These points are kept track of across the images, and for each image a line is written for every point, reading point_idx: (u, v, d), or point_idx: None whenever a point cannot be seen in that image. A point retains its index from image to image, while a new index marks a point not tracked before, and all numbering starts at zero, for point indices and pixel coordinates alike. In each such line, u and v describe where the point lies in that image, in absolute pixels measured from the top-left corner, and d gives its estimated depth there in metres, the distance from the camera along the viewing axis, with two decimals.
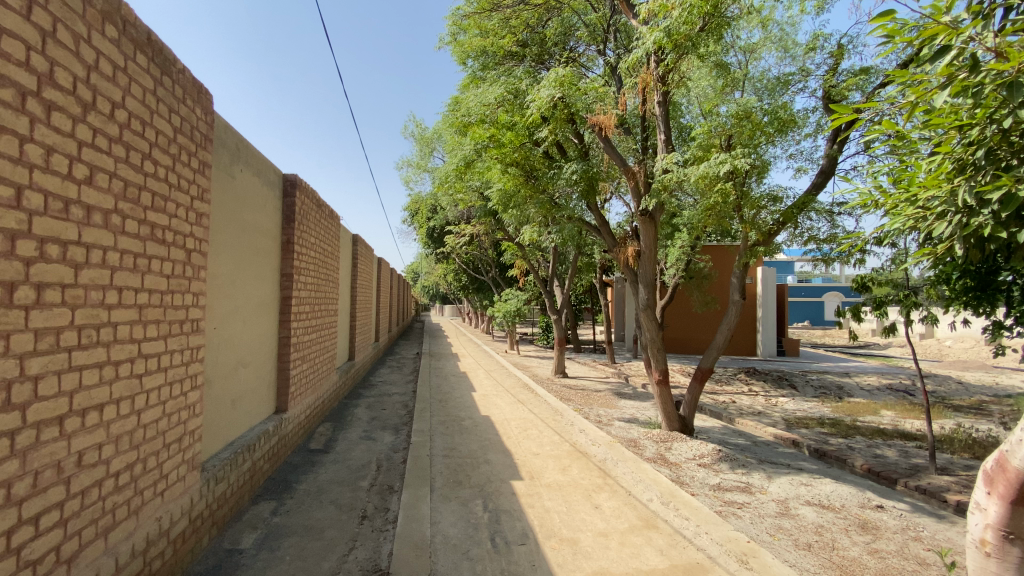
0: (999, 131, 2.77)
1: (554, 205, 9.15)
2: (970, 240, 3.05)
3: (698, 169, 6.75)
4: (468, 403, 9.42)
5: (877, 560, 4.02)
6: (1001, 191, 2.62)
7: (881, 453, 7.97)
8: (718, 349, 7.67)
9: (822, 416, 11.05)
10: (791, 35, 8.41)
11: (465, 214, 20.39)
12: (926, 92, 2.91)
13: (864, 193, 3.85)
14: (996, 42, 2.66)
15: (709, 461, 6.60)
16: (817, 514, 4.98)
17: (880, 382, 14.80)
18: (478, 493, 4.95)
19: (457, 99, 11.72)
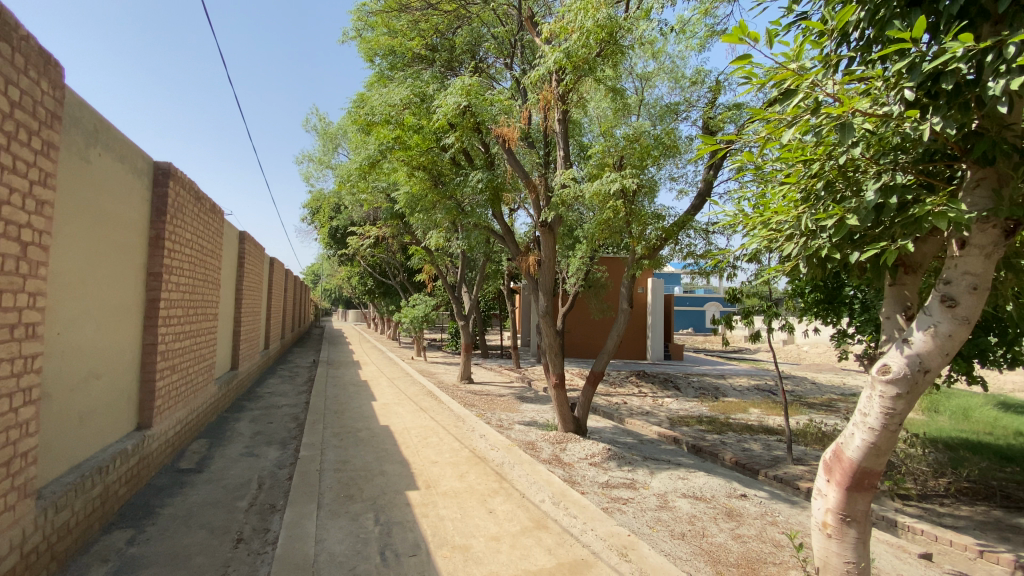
0: (835, 167, 3.25)
1: (461, 212, 9.22)
2: (812, 260, 3.53)
3: (592, 186, 7.23)
4: (367, 413, 9.06)
5: (738, 544, 4.50)
6: (833, 220, 3.08)
7: (747, 447, 8.94)
8: (610, 354, 8.13)
9: (701, 415, 12.17)
10: (680, 67, 9.23)
11: (369, 215, 19.64)
12: (779, 130, 3.34)
13: (731, 216, 4.32)
14: (836, 89, 3.10)
15: (600, 460, 6.96)
16: (691, 505, 5.46)
17: (749, 382, 16.66)
18: (370, 506, 4.77)
19: (362, 96, 11.34)
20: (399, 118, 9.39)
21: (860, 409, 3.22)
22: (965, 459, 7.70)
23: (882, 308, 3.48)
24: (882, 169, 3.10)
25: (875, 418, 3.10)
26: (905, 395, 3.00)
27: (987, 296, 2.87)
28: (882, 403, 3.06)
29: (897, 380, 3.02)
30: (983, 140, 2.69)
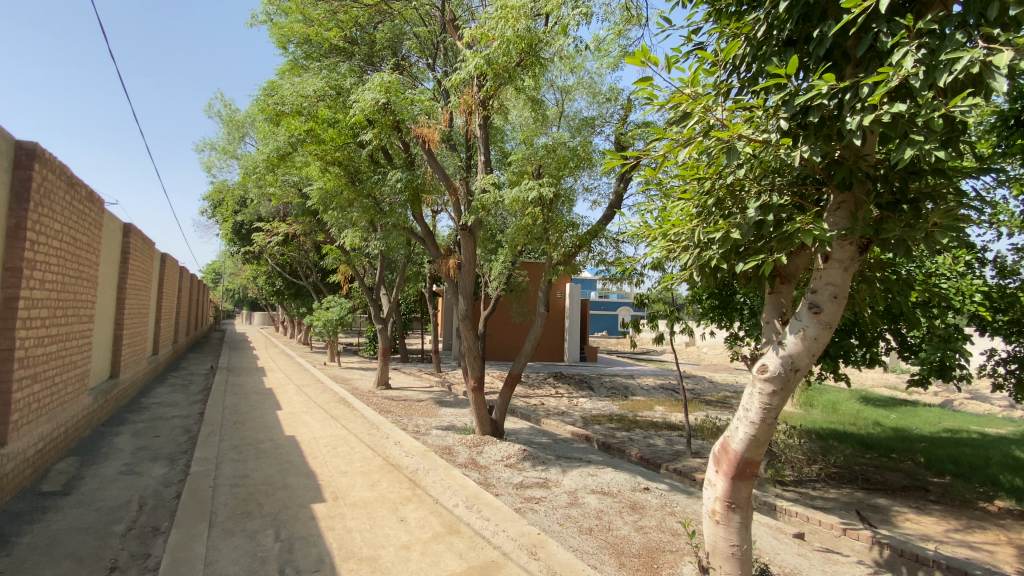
0: (724, 186, 3.58)
1: (378, 211, 8.95)
2: (704, 269, 3.86)
3: (512, 192, 7.38)
4: (270, 423, 8.48)
5: (640, 535, 4.78)
6: (720, 234, 3.41)
7: (653, 442, 9.52)
8: (527, 356, 8.28)
9: (611, 413, 12.80)
10: (597, 83, 9.65)
11: (279, 211, 18.47)
12: (676, 149, 3.63)
13: (637, 226, 4.61)
14: (725, 115, 3.41)
15: (515, 461, 7.07)
16: (599, 500, 5.73)
17: (655, 382, 17.77)
18: (271, 522, 4.48)
19: (272, 84, 10.69)
20: (313, 111, 9.03)
21: (743, 404, 3.56)
22: (832, 447, 8.76)
23: (762, 314, 3.85)
24: (762, 190, 3.46)
25: (756, 412, 3.45)
26: (779, 390, 3.38)
27: (845, 304, 3.30)
28: (760, 399, 3.41)
29: (773, 377, 3.38)
30: (842, 168, 3.09)
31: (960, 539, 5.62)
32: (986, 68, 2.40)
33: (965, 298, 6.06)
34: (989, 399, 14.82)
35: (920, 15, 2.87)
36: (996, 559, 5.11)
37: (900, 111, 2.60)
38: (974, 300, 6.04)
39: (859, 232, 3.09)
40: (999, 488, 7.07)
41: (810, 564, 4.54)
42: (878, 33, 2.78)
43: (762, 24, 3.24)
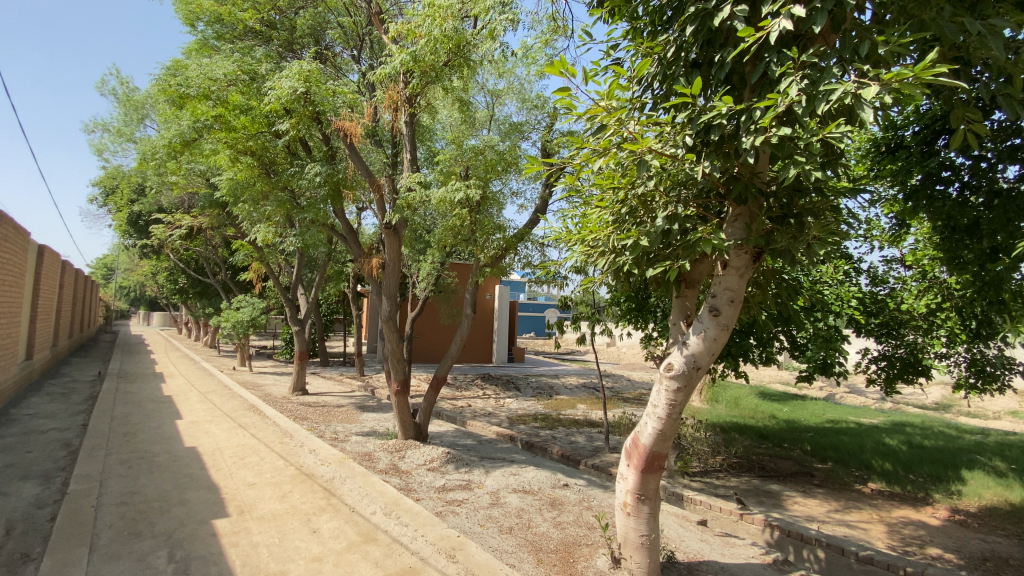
0: (636, 196, 3.79)
1: (294, 206, 8.51)
2: (619, 272, 4.08)
3: (438, 192, 7.33)
4: (168, 434, 7.75)
5: (559, 531, 4.92)
6: (631, 240, 3.62)
7: (574, 440, 9.83)
8: (452, 358, 8.22)
9: (536, 412, 13.04)
10: (527, 90, 9.81)
11: (184, 201, 16.96)
12: (593, 158, 3.80)
13: (558, 231, 4.77)
14: (636, 128, 3.62)
15: (438, 464, 6.99)
16: (520, 499, 5.81)
17: (578, 381, 18.35)
18: (165, 541, 4.10)
19: (177, 64, 9.83)
20: (222, 95, 8.48)
21: (652, 401, 3.80)
22: (734, 439, 9.52)
23: (670, 317, 4.13)
24: (669, 201, 3.70)
25: (662, 408, 3.69)
26: (682, 387, 3.64)
27: (740, 308, 3.61)
28: (666, 396, 3.66)
29: (678, 375, 3.63)
30: (739, 184, 3.39)
31: (839, 518, 6.32)
32: (854, 100, 2.70)
33: (843, 303, 6.89)
34: (863, 392, 16.84)
35: (805, 48, 3.20)
36: (867, 535, 5.81)
37: (786, 134, 2.88)
38: (851, 305, 6.85)
39: (752, 242, 3.38)
40: (870, 471, 8.05)
41: (710, 548, 4.91)
42: (770, 62, 3.07)
43: (672, 46, 3.47)
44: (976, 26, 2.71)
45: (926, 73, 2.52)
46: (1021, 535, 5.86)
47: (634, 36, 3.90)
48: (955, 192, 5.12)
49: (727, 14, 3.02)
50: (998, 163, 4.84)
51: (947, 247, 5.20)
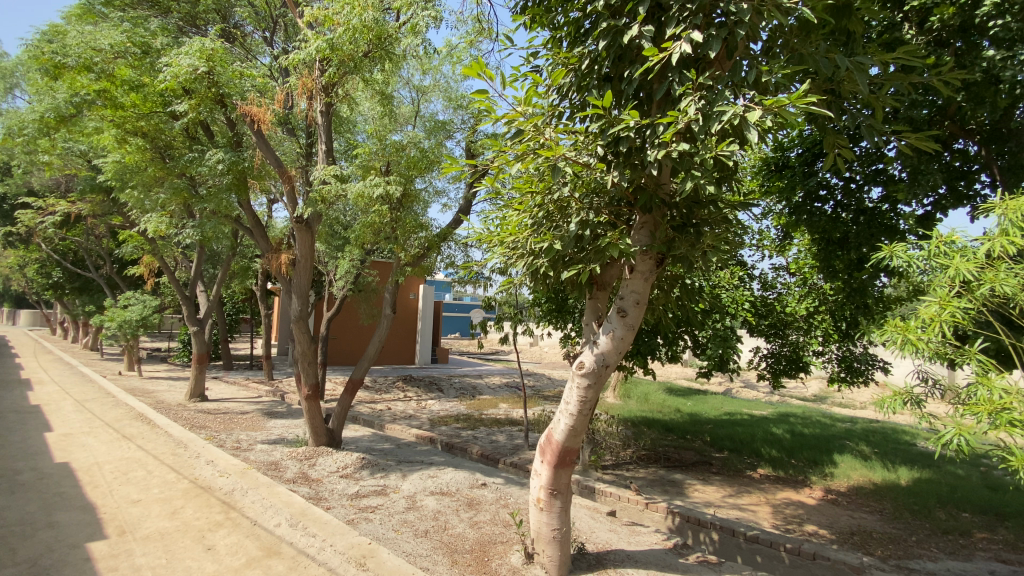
0: (552, 201, 3.90)
1: (193, 194, 7.84)
2: (535, 273, 4.18)
3: (355, 186, 7.15)
4: (33, 449, 6.78)
5: (474, 531, 4.94)
6: (546, 244, 3.76)
7: (495, 439, 9.90)
8: (369, 360, 7.94)
9: (458, 413, 12.96)
10: (453, 88, 9.75)
11: (59, 185, 14.93)
12: (510, 161, 3.87)
13: (479, 232, 4.78)
14: (553, 134, 3.72)
15: (352, 471, 6.74)
16: (437, 501, 5.75)
17: (501, 381, 18.51)
18: (26, 570, 3.59)
19: (52, 28, 8.64)
20: (107, 69, 7.56)
21: (565, 398, 3.95)
22: (643, 433, 10.09)
23: (583, 317, 4.30)
24: (582, 208, 3.83)
25: (574, 405, 3.85)
26: (593, 384, 3.82)
27: (645, 309, 3.84)
28: (578, 392, 3.83)
29: (588, 372, 3.82)
30: (645, 194, 3.61)
31: (732, 502, 6.93)
32: (741, 122, 2.96)
33: (738, 306, 7.57)
34: (756, 386, 18.60)
35: (703, 71, 3.46)
36: (755, 516, 6.42)
37: (684, 150, 3.11)
38: (744, 308, 7.56)
39: (655, 249, 3.61)
40: (760, 459, 8.88)
41: (618, 537, 5.18)
42: (672, 82, 3.30)
43: (586, 59, 3.62)
44: (844, 63, 3.07)
45: (800, 102, 2.82)
46: (880, 509, 6.75)
47: (553, 46, 4.01)
48: (830, 210, 5.81)
49: (635, 33, 3.21)
50: (862, 185, 5.54)
51: (822, 257, 5.87)
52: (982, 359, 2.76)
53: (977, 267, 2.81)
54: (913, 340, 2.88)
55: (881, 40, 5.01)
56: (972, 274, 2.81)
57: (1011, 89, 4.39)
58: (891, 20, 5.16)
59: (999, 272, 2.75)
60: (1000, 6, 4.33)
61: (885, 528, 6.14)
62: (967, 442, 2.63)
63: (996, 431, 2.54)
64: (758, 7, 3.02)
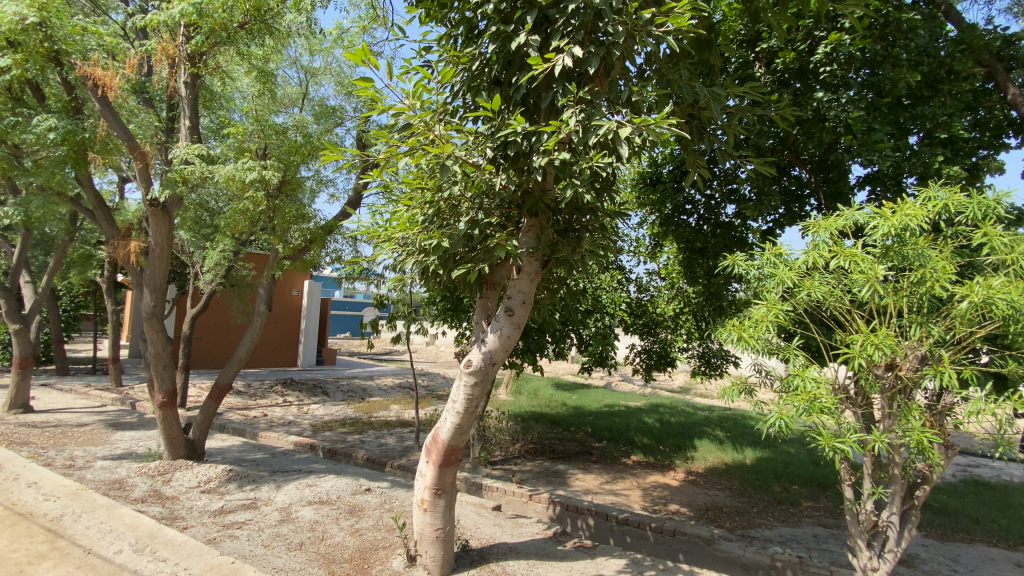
0: (442, 199, 3.87)
1: (14, 166, 6.54)
2: (423, 271, 4.13)
3: (224, 168, 6.49)
4: None
5: (355, 538, 4.73)
6: (434, 242, 3.72)
7: (383, 442, 9.59)
8: (239, 362, 7.24)
9: (343, 417, 12.32)
10: (346, 74, 9.28)
11: None
12: (398, 155, 3.79)
13: (365, 226, 4.60)
14: (443, 131, 3.69)
15: (216, 485, 6.10)
16: (314, 511, 5.42)
17: (392, 381, 17.97)
18: None
19: None
20: None
21: (452, 397, 3.96)
22: (531, 428, 10.44)
23: (473, 315, 4.31)
24: (472, 208, 3.86)
25: (461, 403, 3.88)
26: (480, 382, 3.87)
27: (531, 308, 3.98)
28: (465, 390, 3.85)
29: (476, 370, 3.86)
30: (531, 198, 3.73)
31: (609, 488, 7.45)
32: (614, 137, 3.19)
33: (616, 306, 8.19)
34: (633, 379, 20.19)
35: (586, 86, 3.66)
36: (628, 500, 6.98)
37: (565, 159, 3.27)
38: (621, 308, 8.18)
39: (540, 251, 3.74)
40: (634, 446, 9.64)
41: (502, 531, 5.30)
42: (557, 92, 3.46)
43: (477, 60, 3.66)
44: (703, 91, 3.42)
45: (663, 123, 3.12)
46: (729, 486, 7.70)
47: (447, 43, 3.99)
48: (694, 222, 6.48)
49: (522, 40, 3.33)
50: (720, 202, 6.26)
51: (687, 264, 6.54)
52: (799, 354, 3.27)
53: (796, 276, 3.34)
54: (749, 338, 3.36)
55: (737, 75, 5.73)
56: (793, 282, 3.34)
57: (834, 126, 5.22)
58: (746, 58, 5.92)
59: (812, 280, 3.28)
60: (830, 55, 5.17)
61: (733, 503, 7.02)
62: (786, 424, 3.10)
63: (808, 416, 3.04)
64: (632, 31, 3.29)
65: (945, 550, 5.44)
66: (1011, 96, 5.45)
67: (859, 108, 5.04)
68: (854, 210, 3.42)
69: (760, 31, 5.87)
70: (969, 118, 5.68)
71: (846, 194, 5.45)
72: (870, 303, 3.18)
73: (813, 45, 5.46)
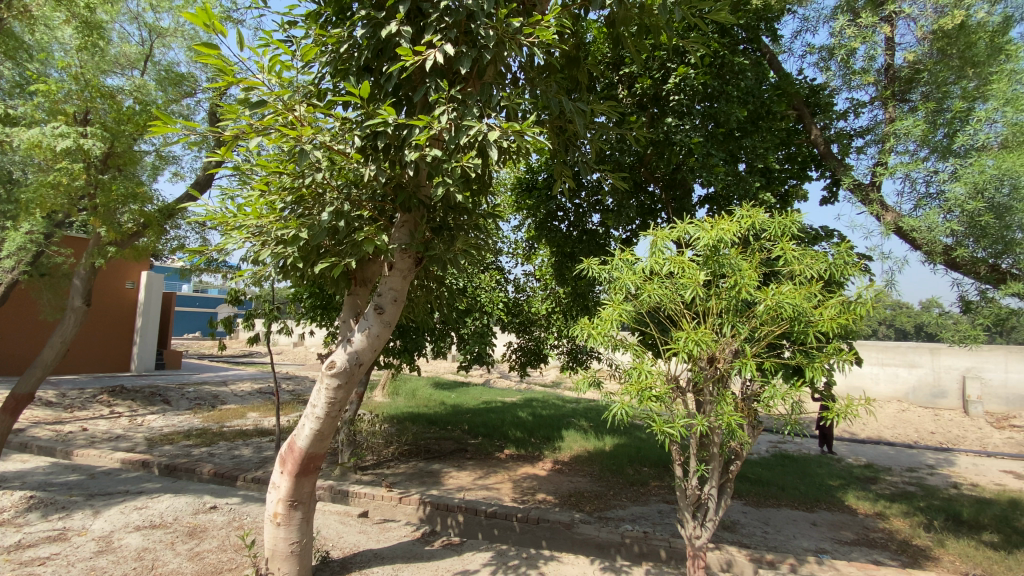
0: (304, 186, 3.61)
1: None
2: (279, 263, 3.81)
3: (27, 132, 5.39)
4: None
5: (195, 563, 4.20)
6: (291, 233, 3.48)
7: (236, 454, 8.66)
8: (45, 368, 6.03)
9: (188, 428, 10.88)
10: (201, 39, 8.26)
11: None
12: (252, 134, 3.46)
13: (210, 211, 4.11)
14: (304, 112, 3.45)
15: (8, 517, 4.99)
16: (144, 536, 4.70)
17: (251, 386, 16.34)
18: None
19: None
20: None
21: (311, 401, 3.73)
22: (405, 429, 10.22)
23: (339, 315, 4.06)
24: (337, 197, 3.65)
25: (321, 407, 3.67)
26: (343, 384, 3.69)
27: (402, 307, 3.87)
28: (326, 394, 3.66)
29: (339, 372, 3.66)
30: (402, 192, 3.63)
31: (481, 483, 7.59)
32: (484, 139, 3.25)
33: (494, 305, 8.36)
34: (509, 376, 20.89)
35: (460, 85, 3.69)
36: (499, 493, 7.17)
37: (436, 156, 3.26)
38: (499, 307, 8.35)
39: (411, 248, 3.66)
40: (507, 441, 9.93)
41: (367, 538, 5.10)
42: (429, 88, 3.42)
43: (345, 42, 3.47)
44: (567, 102, 3.62)
45: (530, 132, 3.24)
46: (591, 472, 8.32)
47: (314, 20, 3.74)
48: (565, 228, 6.87)
49: (393, 30, 3.25)
50: (587, 210, 6.71)
51: (557, 267, 6.91)
52: (640, 349, 3.67)
53: (639, 280, 3.71)
54: (598, 334, 3.69)
55: (603, 93, 6.22)
56: (636, 286, 3.71)
57: (680, 149, 5.89)
58: (611, 79, 6.45)
59: (653, 284, 3.65)
60: (679, 85, 5.86)
61: (594, 487, 7.60)
62: (627, 413, 3.46)
63: (643, 404, 3.43)
64: (503, 37, 3.37)
65: (759, 515, 6.46)
66: (813, 136, 6.57)
67: (699, 135, 5.76)
68: (689, 224, 3.88)
69: (622, 56, 6.42)
70: (784, 152, 6.78)
71: (691, 211, 6.19)
72: (699, 304, 3.65)
73: (666, 74, 6.11)
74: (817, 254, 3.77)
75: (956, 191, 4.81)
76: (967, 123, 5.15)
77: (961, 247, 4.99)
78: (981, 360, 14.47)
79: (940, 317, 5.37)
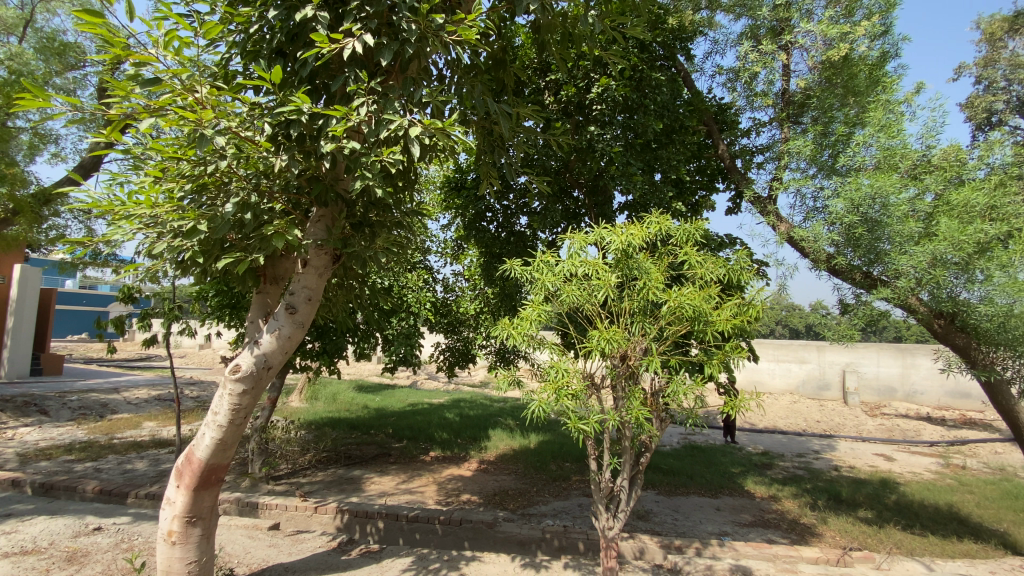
0: (206, 174, 3.35)
1: None
2: (176, 257, 3.50)
3: None
4: None
5: None
6: (189, 224, 3.21)
7: (129, 468, 7.82)
8: None
9: (69, 441, 9.67)
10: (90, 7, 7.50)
11: None
12: (144, 114, 3.15)
13: (94, 198, 3.70)
14: (206, 95, 3.19)
15: None
16: (10, 566, 4.11)
17: (148, 393, 14.84)
18: None
19: None
20: None
21: (212, 408, 3.47)
22: (324, 435, 9.77)
23: (247, 315, 3.80)
24: (244, 188, 3.41)
25: (224, 415, 3.42)
26: (249, 390, 3.46)
27: (317, 307, 3.70)
28: (230, 400, 3.41)
29: (244, 376, 3.44)
30: (318, 184, 3.46)
31: (404, 488, 7.42)
32: (406, 134, 3.19)
33: (421, 305, 8.23)
34: (436, 377, 20.66)
35: (381, 78, 3.59)
36: (423, 496, 7.06)
37: (354, 148, 3.15)
38: (426, 307, 8.24)
39: (327, 244, 3.50)
40: (432, 443, 9.79)
41: (278, 551, 4.80)
42: (348, 79, 3.30)
43: (256, 24, 3.28)
44: (490, 102, 3.63)
45: (452, 129, 3.21)
46: (515, 470, 8.43)
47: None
48: (493, 228, 6.91)
49: (309, 15, 3.10)
50: (515, 212, 6.81)
51: (485, 267, 6.95)
52: (560, 348, 3.78)
53: (558, 281, 3.82)
54: (518, 334, 3.76)
55: (530, 97, 6.34)
56: (556, 286, 3.82)
57: (601, 157, 6.15)
58: (538, 85, 6.60)
59: (572, 285, 3.77)
60: (601, 95, 6.11)
61: (518, 485, 7.70)
62: (544, 410, 3.55)
63: (560, 402, 3.53)
64: (425, 32, 3.32)
65: (671, 503, 6.87)
66: (720, 151, 7.09)
67: (619, 144, 6.04)
68: (607, 228, 4.04)
69: (548, 63, 6.60)
70: (695, 164, 7.28)
71: (612, 215, 6.46)
72: (614, 305, 3.82)
73: (589, 83, 6.35)
74: (719, 260, 4.07)
75: (838, 206, 5.42)
76: (848, 146, 5.82)
77: (841, 255, 5.59)
78: (858, 356, 16.36)
79: (825, 317, 6.01)
